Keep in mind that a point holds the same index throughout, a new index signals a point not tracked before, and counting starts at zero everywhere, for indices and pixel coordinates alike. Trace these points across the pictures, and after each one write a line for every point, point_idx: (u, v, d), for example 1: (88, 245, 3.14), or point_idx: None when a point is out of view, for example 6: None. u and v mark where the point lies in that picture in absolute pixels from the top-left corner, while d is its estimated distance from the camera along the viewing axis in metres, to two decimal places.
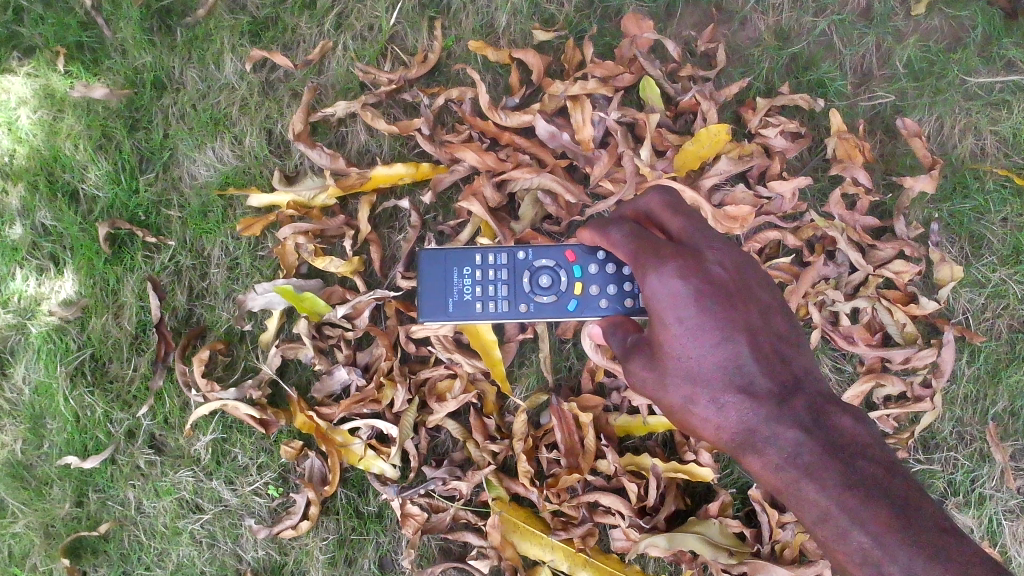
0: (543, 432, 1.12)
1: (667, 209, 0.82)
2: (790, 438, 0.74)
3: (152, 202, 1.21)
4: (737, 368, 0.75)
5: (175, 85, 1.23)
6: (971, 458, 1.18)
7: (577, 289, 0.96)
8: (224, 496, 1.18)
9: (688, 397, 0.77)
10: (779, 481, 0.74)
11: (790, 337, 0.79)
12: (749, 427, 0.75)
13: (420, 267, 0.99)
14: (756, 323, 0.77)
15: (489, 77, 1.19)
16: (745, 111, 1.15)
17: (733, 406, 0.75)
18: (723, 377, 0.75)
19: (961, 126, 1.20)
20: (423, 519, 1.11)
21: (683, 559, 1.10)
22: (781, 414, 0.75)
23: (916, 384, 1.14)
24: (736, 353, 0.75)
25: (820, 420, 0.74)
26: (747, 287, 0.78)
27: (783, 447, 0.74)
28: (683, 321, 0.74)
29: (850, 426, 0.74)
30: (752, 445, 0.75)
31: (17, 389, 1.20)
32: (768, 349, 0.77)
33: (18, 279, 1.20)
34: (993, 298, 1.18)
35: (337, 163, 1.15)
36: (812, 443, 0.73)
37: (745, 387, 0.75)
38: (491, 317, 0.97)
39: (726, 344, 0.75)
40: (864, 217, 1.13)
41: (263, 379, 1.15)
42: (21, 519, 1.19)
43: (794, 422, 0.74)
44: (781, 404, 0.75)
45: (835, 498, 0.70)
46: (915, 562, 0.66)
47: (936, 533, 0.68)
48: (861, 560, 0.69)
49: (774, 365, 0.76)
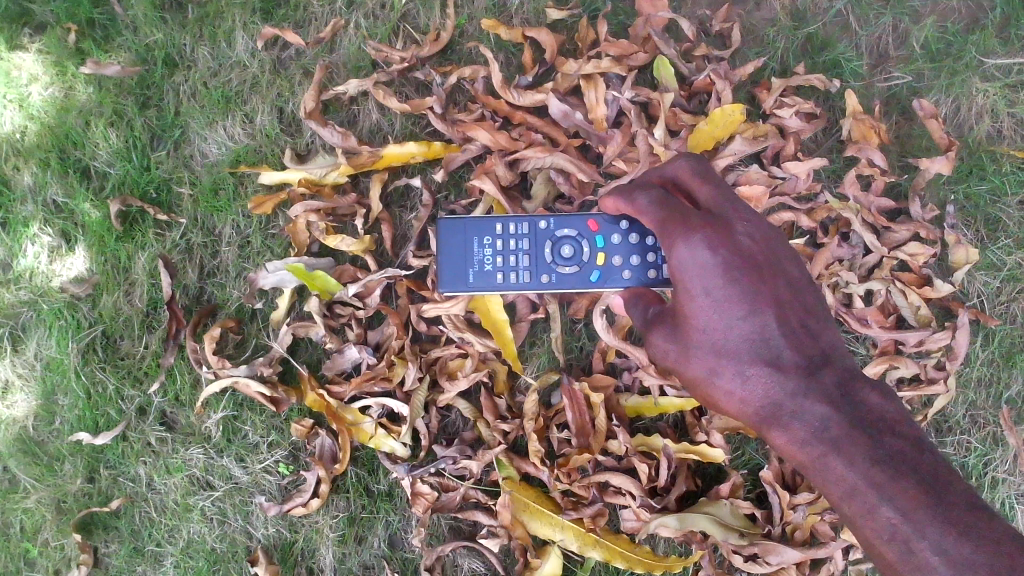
0: (554, 412, 1.12)
1: (695, 177, 0.82)
2: (817, 412, 0.75)
3: (164, 179, 1.20)
4: (763, 340, 0.76)
5: (187, 62, 1.22)
6: (984, 442, 1.17)
7: (599, 259, 0.96)
8: (234, 474, 1.18)
9: (712, 369, 0.77)
10: (806, 457, 0.75)
11: (818, 312, 0.80)
12: (775, 401, 0.76)
13: (438, 235, 0.99)
14: (783, 295, 0.78)
15: (502, 56, 1.18)
16: (760, 91, 1.15)
17: (758, 379, 0.76)
18: (748, 350, 0.76)
19: (978, 108, 1.19)
20: (433, 498, 1.12)
21: (694, 540, 1.10)
22: (808, 387, 0.76)
23: (930, 366, 1.13)
24: (764, 326, 0.76)
25: (847, 395, 0.75)
26: (776, 259, 0.79)
27: (809, 421, 0.75)
28: (710, 292, 0.76)
29: (878, 402, 0.75)
30: (778, 420, 0.76)
31: (29, 365, 1.20)
32: (795, 323, 0.77)
33: (29, 255, 1.20)
34: (1008, 282, 1.17)
35: (349, 141, 1.14)
36: (839, 417, 0.74)
37: (771, 361, 0.76)
38: (512, 288, 0.97)
39: (753, 317, 0.76)
40: (879, 199, 1.13)
41: (273, 356, 1.14)
42: (33, 494, 1.20)
43: (821, 396, 0.75)
44: (808, 376, 0.76)
45: (862, 473, 0.71)
46: (945, 538, 0.67)
47: (968, 510, 0.68)
48: (890, 537, 0.70)
49: (801, 339, 0.77)
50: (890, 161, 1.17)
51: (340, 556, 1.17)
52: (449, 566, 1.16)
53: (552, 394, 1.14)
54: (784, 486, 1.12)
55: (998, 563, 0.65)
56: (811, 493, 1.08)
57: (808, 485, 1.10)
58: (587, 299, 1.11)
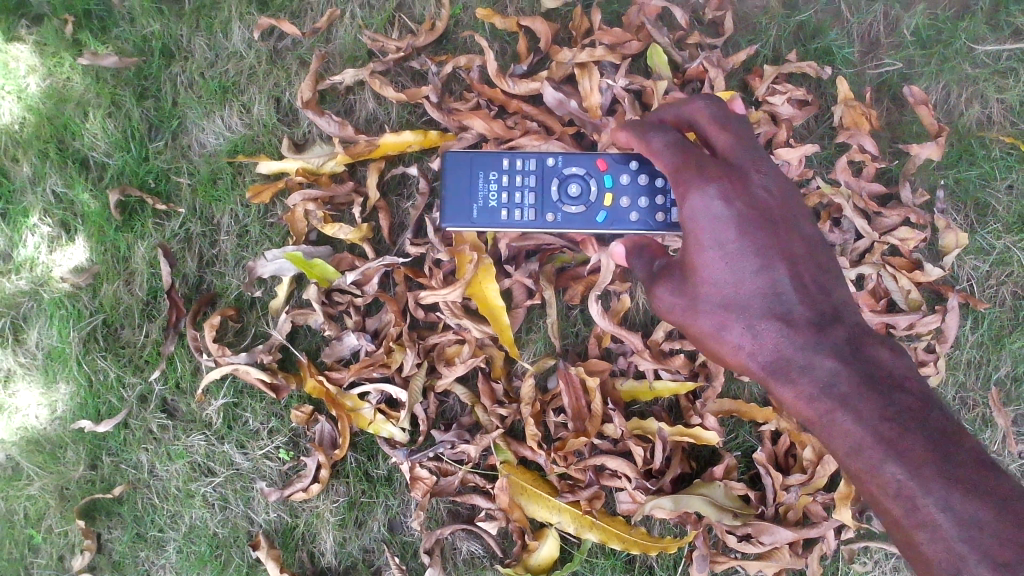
0: (549, 397, 1.13)
1: (715, 123, 0.83)
2: (826, 367, 0.77)
3: (162, 169, 1.22)
4: (775, 295, 0.79)
5: (184, 53, 1.23)
6: (974, 422, 1.19)
7: (607, 200, 0.99)
8: (235, 460, 1.19)
9: (720, 321, 0.80)
10: (812, 412, 0.78)
11: (832, 269, 0.82)
12: (785, 355, 0.78)
13: (444, 169, 1.00)
14: (795, 250, 0.80)
15: (497, 45, 1.20)
16: (753, 78, 1.16)
17: (768, 332, 0.79)
18: (759, 303, 0.79)
19: (968, 94, 1.20)
20: (431, 482, 1.13)
21: (688, 521, 1.12)
22: (818, 343, 0.78)
23: (920, 349, 1.15)
24: (774, 280, 0.79)
25: (858, 353, 0.77)
26: (790, 216, 0.82)
27: (819, 377, 0.77)
28: (721, 244, 0.79)
29: (887, 358, 0.78)
30: (787, 374, 0.78)
31: (31, 354, 1.21)
32: (806, 278, 0.80)
33: (29, 246, 1.22)
34: (997, 266, 1.19)
35: (347, 130, 1.15)
36: (848, 374, 0.76)
37: (782, 315, 0.79)
38: (515, 225, 0.99)
39: (764, 272, 0.79)
40: (870, 184, 1.14)
41: (274, 344, 1.16)
42: (36, 481, 1.21)
43: (832, 351, 0.77)
44: (819, 331, 0.78)
45: (870, 428, 0.74)
46: (951, 494, 0.70)
47: (973, 467, 0.71)
48: (895, 492, 0.72)
49: (813, 293, 0.80)
50: (882, 146, 1.19)
51: (340, 541, 1.19)
52: (449, 549, 1.17)
53: (548, 378, 1.15)
54: (778, 467, 1.14)
55: (1002, 517, 0.69)
56: (802, 474, 1.11)
57: (801, 467, 1.12)
58: (582, 285, 1.12)
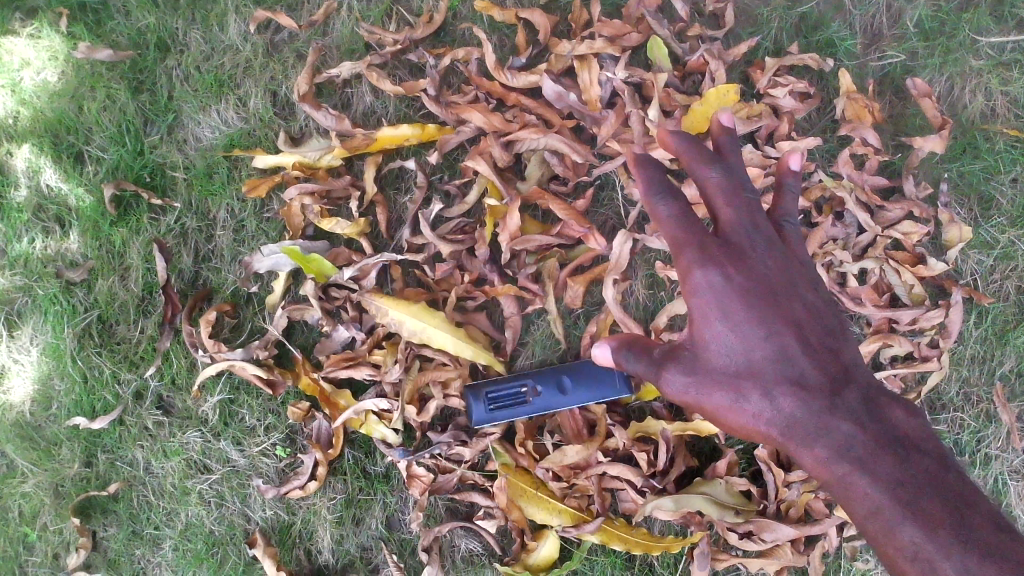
0: (545, 416, 1.12)
1: (720, 197, 0.77)
2: (842, 432, 0.73)
3: (158, 164, 1.20)
4: (787, 362, 0.74)
5: (180, 46, 1.22)
6: (978, 419, 1.18)
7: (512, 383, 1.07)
8: (232, 457, 1.18)
9: (735, 392, 0.74)
10: (830, 477, 0.73)
11: (840, 331, 0.77)
12: (799, 424, 0.74)
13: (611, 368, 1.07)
14: (801, 315, 0.75)
15: (495, 38, 1.18)
16: (754, 71, 1.15)
17: (783, 402, 0.74)
18: (772, 373, 0.74)
19: (971, 87, 1.19)
20: (428, 480, 1.12)
21: (692, 522, 1.11)
22: (834, 408, 0.74)
23: (923, 344, 1.14)
24: (786, 348, 0.74)
25: (873, 412, 0.74)
26: (795, 280, 0.77)
27: (834, 441, 0.73)
28: (727, 315, 0.74)
29: (901, 418, 0.74)
30: (801, 440, 0.74)
31: (25, 350, 1.20)
32: (817, 343, 0.75)
33: (23, 241, 1.20)
34: (1002, 260, 1.17)
35: (343, 124, 1.14)
36: (864, 438, 0.73)
37: (796, 382, 0.74)
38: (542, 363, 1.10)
39: (774, 340, 0.74)
40: (873, 177, 1.13)
41: (269, 339, 1.15)
42: (31, 479, 1.20)
43: (846, 415, 0.73)
44: (835, 396, 0.74)
45: (889, 492, 0.70)
46: (970, 558, 0.65)
47: (993, 531, 0.67)
48: (912, 557, 0.68)
49: (824, 355, 0.75)
50: (884, 139, 1.17)
51: (338, 538, 1.17)
52: (447, 547, 1.16)
53: None
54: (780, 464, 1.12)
55: None
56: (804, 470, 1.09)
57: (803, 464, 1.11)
58: (582, 280, 1.10)
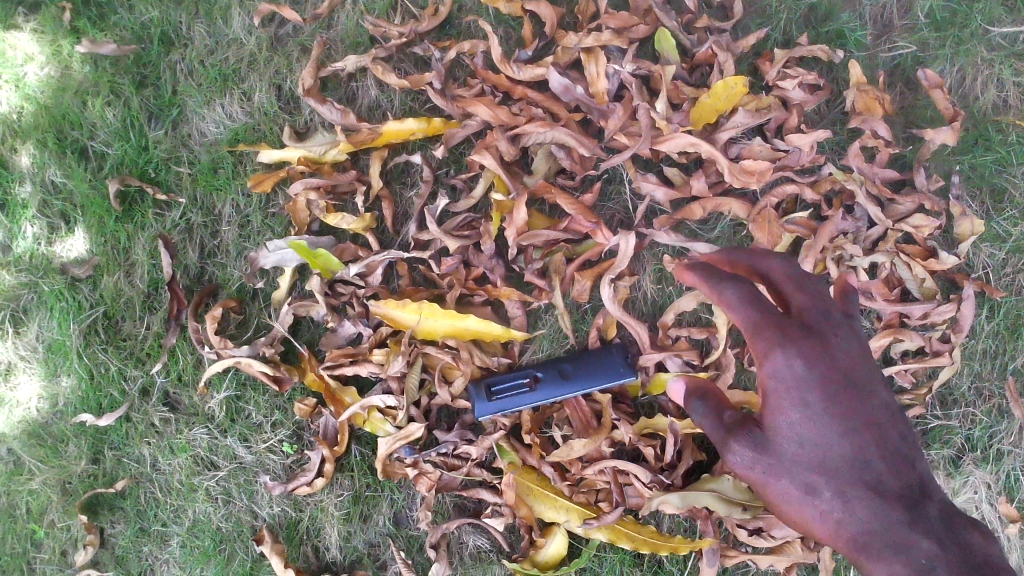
0: (552, 411, 1.11)
1: (791, 282, 0.77)
2: (921, 547, 0.66)
3: (162, 159, 1.20)
4: (864, 463, 0.70)
5: (183, 40, 1.21)
6: (990, 414, 1.17)
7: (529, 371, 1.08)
8: (239, 453, 1.18)
9: (809, 486, 0.71)
10: None
11: (913, 441, 0.72)
12: (874, 532, 0.68)
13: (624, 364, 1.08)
14: (881, 418, 0.71)
15: (501, 30, 1.17)
16: (763, 62, 1.13)
17: (857, 504, 0.69)
18: (849, 472, 0.70)
19: (983, 77, 1.17)
20: (436, 477, 1.12)
21: (699, 516, 1.09)
22: (912, 521, 0.67)
23: (935, 338, 1.13)
24: (863, 449, 0.70)
25: (954, 533, 0.67)
26: (874, 381, 0.73)
27: (912, 558, 0.66)
28: (806, 407, 0.71)
29: (984, 544, 0.66)
30: (873, 553, 0.68)
31: (31, 346, 1.20)
32: (893, 446, 0.70)
33: (28, 237, 1.20)
34: (1014, 253, 1.16)
35: (348, 118, 1.13)
36: (946, 559, 0.65)
37: (873, 487, 0.69)
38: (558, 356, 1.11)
39: (853, 441, 0.70)
40: (883, 170, 1.11)
41: (275, 336, 1.14)
42: (38, 476, 1.20)
43: (926, 530, 0.67)
44: (913, 507, 0.68)
45: None
46: None
47: None
48: None
49: (902, 464, 0.70)
50: (894, 132, 1.16)
51: (345, 535, 1.17)
52: (455, 543, 1.16)
53: None
54: None
55: None
56: None
57: None
58: (590, 276, 1.09)
